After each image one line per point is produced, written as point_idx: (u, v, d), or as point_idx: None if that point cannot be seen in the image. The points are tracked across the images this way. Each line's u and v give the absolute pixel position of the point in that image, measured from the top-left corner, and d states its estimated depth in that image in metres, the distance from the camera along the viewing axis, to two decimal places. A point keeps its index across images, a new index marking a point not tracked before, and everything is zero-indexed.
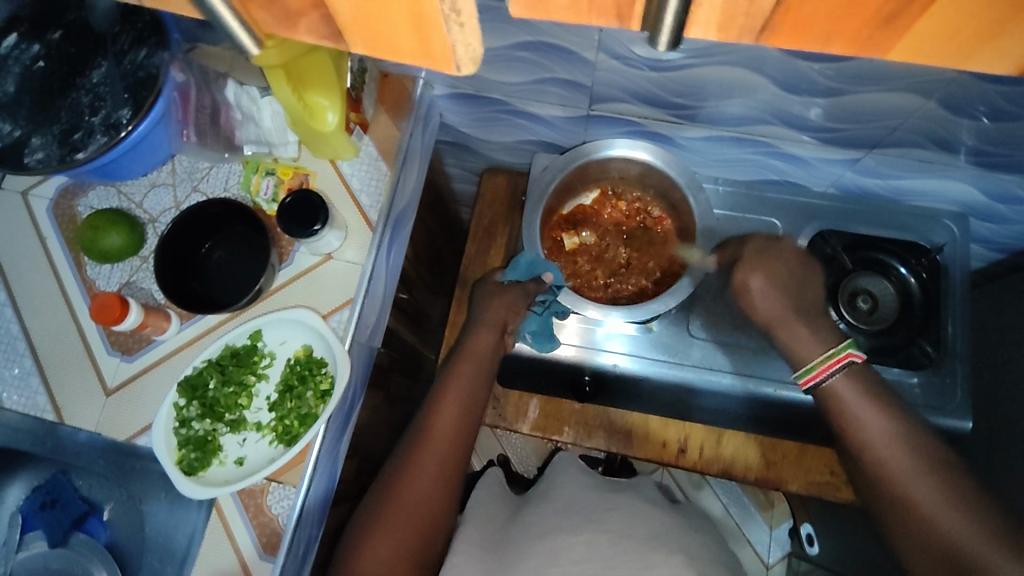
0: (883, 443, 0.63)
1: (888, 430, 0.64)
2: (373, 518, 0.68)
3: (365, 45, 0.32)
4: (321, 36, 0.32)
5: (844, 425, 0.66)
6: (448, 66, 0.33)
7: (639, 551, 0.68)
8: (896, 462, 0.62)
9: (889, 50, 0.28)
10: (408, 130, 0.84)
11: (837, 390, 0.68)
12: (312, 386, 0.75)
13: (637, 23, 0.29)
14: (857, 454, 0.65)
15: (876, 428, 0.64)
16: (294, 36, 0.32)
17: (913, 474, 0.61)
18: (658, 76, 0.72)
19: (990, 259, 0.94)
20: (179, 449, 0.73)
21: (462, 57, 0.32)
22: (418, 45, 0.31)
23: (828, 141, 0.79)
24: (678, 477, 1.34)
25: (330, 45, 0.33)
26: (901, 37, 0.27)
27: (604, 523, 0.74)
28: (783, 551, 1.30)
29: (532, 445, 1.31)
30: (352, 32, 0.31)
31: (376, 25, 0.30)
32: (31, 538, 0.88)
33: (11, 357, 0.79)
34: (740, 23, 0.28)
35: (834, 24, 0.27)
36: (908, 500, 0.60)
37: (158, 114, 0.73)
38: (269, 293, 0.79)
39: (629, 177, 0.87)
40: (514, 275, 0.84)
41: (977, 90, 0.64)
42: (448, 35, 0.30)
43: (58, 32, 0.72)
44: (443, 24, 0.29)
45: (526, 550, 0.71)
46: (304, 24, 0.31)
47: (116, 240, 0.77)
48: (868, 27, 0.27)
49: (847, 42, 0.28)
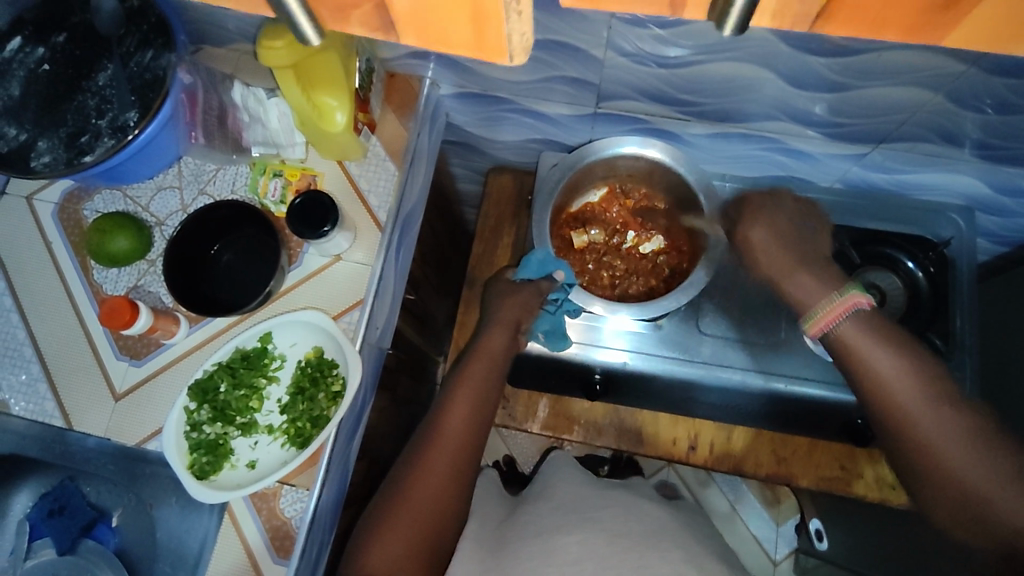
0: (902, 389, 0.57)
1: (906, 372, 0.57)
2: (383, 519, 0.67)
3: (416, 36, 0.33)
4: (372, 27, 0.32)
5: (857, 367, 0.59)
6: (500, 55, 0.34)
7: (638, 551, 0.68)
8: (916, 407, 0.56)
9: (941, 37, 0.28)
10: (415, 130, 0.84)
11: (845, 334, 0.60)
12: (323, 388, 0.75)
13: (692, 10, 0.29)
14: (868, 396, 0.59)
15: (893, 371, 0.58)
16: (345, 28, 0.32)
17: (936, 420, 0.55)
18: (665, 73, 0.72)
19: (995, 252, 0.95)
20: (190, 453, 0.73)
21: (516, 45, 0.33)
22: (474, 35, 0.32)
23: (835, 136, 0.79)
24: (684, 474, 1.34)
25: (380, 36, 0.33)
26: (955, 23, 0.27)
27: (600, 523, 0.74)
28: (790, 547, 1.30)
29: (539, 445, 1.30)
30: (406, 24, 0.31)
31: (432, 16, 0.31)
32: (39, 545, 0.87)
33: (17, 364, 0.78)
34: (795, 10, 0.28)
35: (891, 9, 0.27)
36: (930, 449, 0.55)
37: (165, 116, 0.72)
38: (279, 295, 0.78)
39: (637, 174, 0.87)
40: (525, 274, 0.83)
41: (984, 83, 0.65)
42: (504, 23, 0.31)
43: (62, 36, 0.72)
44: (503, 13, 0.30)
45: (522, 549, 0.71)
46: (356, 15, 0.31)
47: (123, 243, 0.77)
48: (927, 12, 0.27)
49: (904, 28, 0.28)
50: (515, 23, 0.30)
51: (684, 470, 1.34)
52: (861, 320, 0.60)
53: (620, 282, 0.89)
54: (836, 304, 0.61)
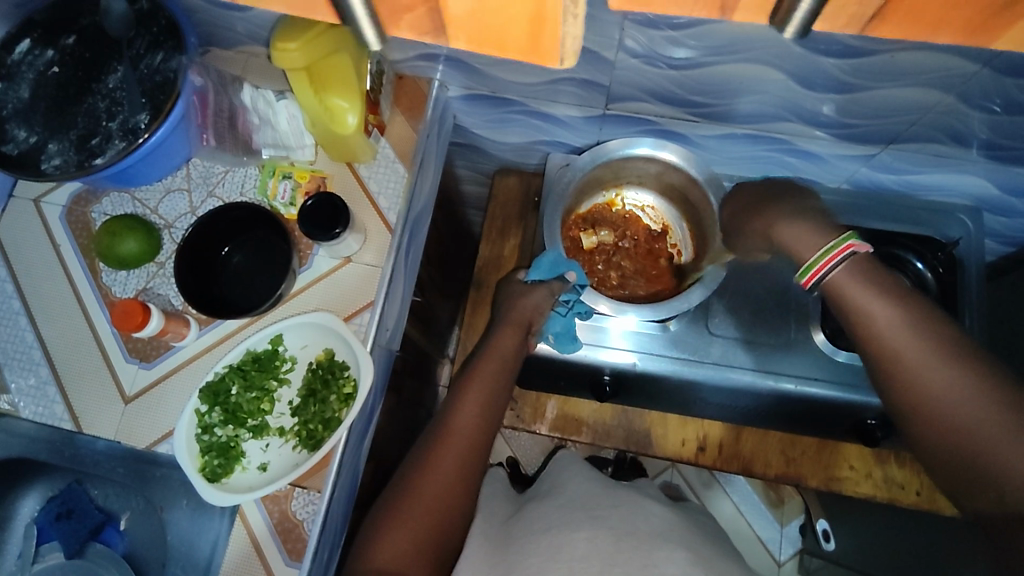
0: (896, 334, 0.57)
1: (900, 319, 0.57)
2: (390, 516, 0.67)
3: (467, 39, 0.33)
4: (424, 31, 0.33)
5: (853, 314, 0.60)
6: (549, 59, 0.35)
7: (644, 548, 0.68)
8: (910, 351, 0.56)
9: (990, 40, 0.29)
10: (425, 131, 0.83)
11: (843, 282, 0.61)
12: (335, 390, 0.75)
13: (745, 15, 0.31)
14: (865, 344, 0.59)
15: (887, 316, 0.57)
16: (398, 31, 0.33)
17: (927, 360, 0.55)
18: (677, 74, 0.72)
19: (1000, 252, 0.96)
20: (201, 456, 0.72)
21: (566, 49, 0.34)
22: (528, 40, 0.33)
23: (844, 137, 0.79)
24: (689, 475, 1.34)
25: (429, 39, 0.34)
26: (1007, 27, 0.28)
27: (605, 520, 0.73)
28: (794, 548, 1.31)
29: (541, 446, 1.31)
30: (458, 27, 0.32)
31: (486, 19, 0.32)
32: (46, 549, 0.86)
33: (26, 367, 0.78)
34: (851, 12, 0.28)
35: (953, 12, 0.28)
36: (918, 389, 0.55)
37: (176, 118, 0.72)
38: (289, 297, 0.78)
39: (648, 176, 0.87)
40: (536, 275, 0.83)
41: (994, 83, 0.65)
42: (559, 27, 0.32)
43: (71, 37, 0.72)
44: (561, 17, 0.31)
45: (528, 546, 0.70)
46: (409, 18, 0.32)
47: (132, 245, 0.76)
48: (980, 19, 0.28)
49: (962, 35, 0.29)
50: (569, 27, 0.31)
51: (688, 471, 1.34)
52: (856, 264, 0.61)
53: (626, 284, 0.90)
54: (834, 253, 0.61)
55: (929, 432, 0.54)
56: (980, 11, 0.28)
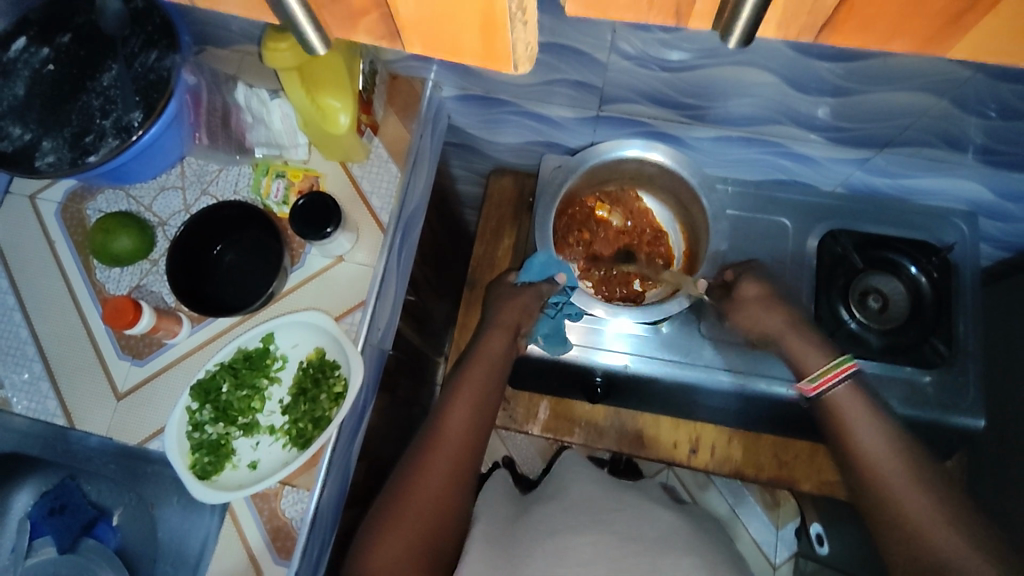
0: (876, 450, 0.66)
1: (879, 435, 0.67)
2: (383, 521, 0.67)
3: (422, 44, 0.33)
4: (379, 35, 0.33)
5: (841, 427, 0.69)
6: (505, 64, 0.35)
7: (650, 554, 0.69)
8: (889, 470, 0.64)
9: (950, 48, 0.29)
10: (418, 132, 0.84)
11: (838, 399, 0.71)
12: (325, 389, 0.75)
13: (695, 21, 0.30)
14: (847, 457, 0.68)
15: (871, 435, 0.67)
16: (352, 36, 0.34)
17: (897, 474, 0.64)
18: (669, 76, 0.72)
19: (997, 258, 0.95)
20: (191, 453, 0.73)
21: (521, 53, 0.34)
22: (481, 44, 0.33)
23: (838, 140, 0.79)
24: (684, 477, 1.34)
25: (386, 45, 0.34)
26: (965, 34, 0.28)
27: (610, 524, 0.74)
28: (789, 551, 1.30)
29: (537, 446, 1.29)
30: (410, 31, 0.32)
31: (438, 26, 0.32)
32: (39, 544, 0.88)
33: (19, 362, 0.78)
34: (804, 20, 0.28)
35: (905, 20, 0.27)
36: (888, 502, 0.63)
37: (169, 117, 0.72)
38: (281, 296, 0.78)
39: (643, 175, 0.87)
40: (526, 277, 0.83)
41: (989, 88, 0.65)
42: (510, 34, 0.32)
43: (67, 36, 0.72)
44: (509, 23, 0.31)
45: (531, 549, 0.71)
46: (364, 22, 0.32)
47: (126, 243, 0.77)
48: (935, 25, 0.27)
49: (918, 42, 0.29)
50: (519, 33, 0.32)
51: (684, 473, 1.34)
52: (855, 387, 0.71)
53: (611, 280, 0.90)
54: (839, 367, 0.72)
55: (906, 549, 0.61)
56: (933, 21, 0.27)
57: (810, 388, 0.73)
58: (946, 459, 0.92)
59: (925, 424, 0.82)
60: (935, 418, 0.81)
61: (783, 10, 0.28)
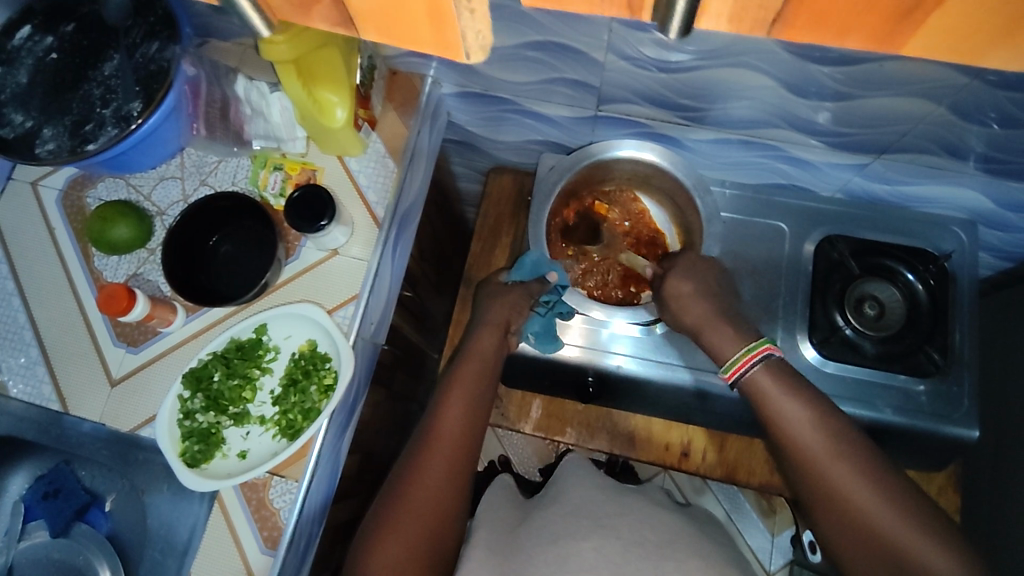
0: (811, 441, 0.65)
1: (810, 423, 0.66)
2: (383, 523, 0.67)
3: (377, 32, 0.37)
4: (335, 22, 0.37)
5: (772, 416, 0.68)
6: (455, 52, 0.39)
7: (653, 559, 0.67)
8: (820, 453, 0.64)
9: (901, 44, 0.32)
10: (416, 128, 0.84)
11: (771, 389, 0.69)
12: (315, 380, 0.76)
13: (646, 15, 0.33)
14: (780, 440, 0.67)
15: (798, 417, 0.66)
16: (309, 21, 0.37)
17: (827, 456, 0.64)
18: (666, 77, 0.72)
19: (998, 267, 0.94)
20: (182, 441, 0.74)
21: (471, 42, 0.38)
22: (433, 35, 0.37)
23: (837, 145, 0.79)
24: (680, 480, 1.25)
25: (342, 31, 0.38)
26: (915, 31, 0.31)
27: (614, 530, 0.71)
28: (785, 558, 1.21)
29: (533, 447, 1.19)
30: (367, 21, 0.36)
31: (392, 13, 0.35)
32: (34, 526, 0.88)
33: (17, 347, 0.79)
34: (752, 16, 0.31)
35: (851, 18, 0.30)
36: (827, 491, 0.63)
37: (169, 107, 0.73)
38: (275, 287, 0.79)
39: (637, 176, 0.87)
40: (519, 275, 0.85)
41: (988, 96, 0.64)
42: (459, 22, 0.36)
43: (70, 25, 0.73)
44: (456, 12, 0.35)
45: (535, 555, 0.68)
46: (318, 12, 0.36)
47: (124, 231, 0.78)
48: (884, 20, 0.30)
49: (863, 36, 0.32)
50: (467, 22, 0.36)
51: (680, 477, 1.25)
52: (769, 368, 0.70)
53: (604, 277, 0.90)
54: (749, 352, 0.72)
55: (846, 527, 0.62)
56: (879, 19, 0.30)
57: (728, 376, 0.73)
58: (941, 469, 0.91)
59: (917, 432, 0.81)
60: (927, 427, 0.81)
61: (732, 6, 0.31)
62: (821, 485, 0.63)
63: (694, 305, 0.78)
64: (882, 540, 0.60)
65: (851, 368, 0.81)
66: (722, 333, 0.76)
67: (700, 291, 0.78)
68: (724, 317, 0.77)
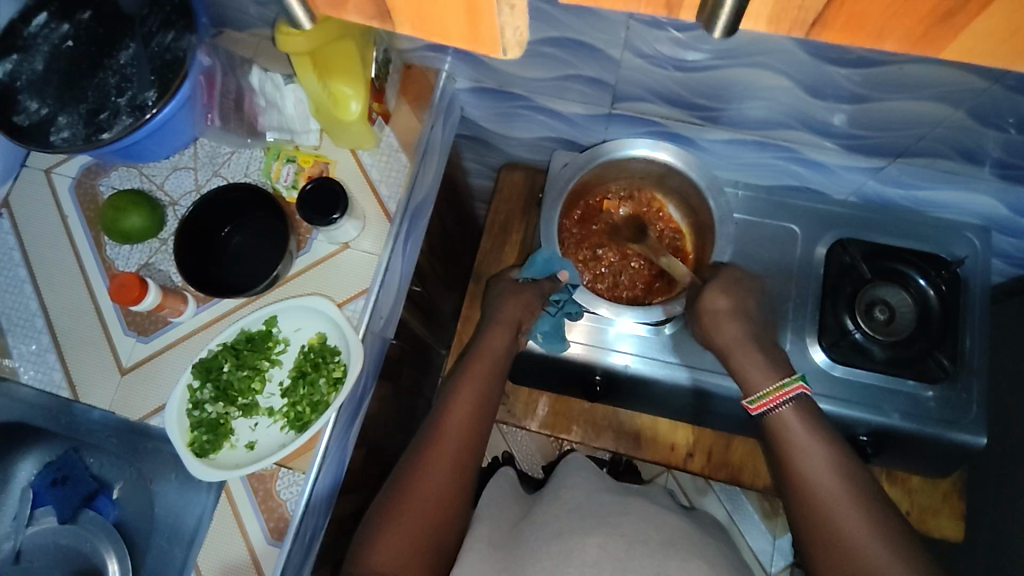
0: (811, 459, 0.66)
1: (815, 438, 0.68)
2: (386, 514, 0.68)
3: (411, 26, 0.37)
4: (370, 15, 0.37)
5: (776, 434, 0.70)
6: (492, 48, 0.39)
7: (658, 556, 0.66)
8: (820, 479, 0.65)
9: (942, 48, 0.31)
10: (430, 122, 0.84)
11: (785, 418, 0.70)
12: (324, 373, 0.75)
13: (686, 12, 0.33)
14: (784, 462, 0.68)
15: (807, 445, 0.67)
16: (344, 14, 0.38)
17: (829, 482, 0.65)
18: (682, 76, 0.71)
19: (1010, 275, 0.94)
20: (191, 431, 0.75)
21: (509, 38, 0.38)
22: (469, 29, 0.37)
23: (853, 148, 0.78)
24: (683, 481, 1.22)
25: (378, 24, 0.38)
26: (954, 36, 0.30)
27: (617, 526, 0.70)
28: (786, 561, 1.19)
29: (538, 444, 1.18)
30: (401, 14, 0.36)
31: (425, 8, 0.35)
32: (42, 513, 0.88)
33: (28, 333, 0.80)
34: (792, 17, 0.31)
35: (890, 23, 0.30)
36: (810, 494, 0.65)
37: (183, 98, 0.72)
38: (285, 280, 0.79)
39: (649, 176, 0.87)
40: (531, 273, 0.84)
41: (1008, 101, 0.63)
42: (496, 16, 0.36)
43: (87, 13, 0.73)
44: (495, 8, 0.35)
45: (538, 546, 0.69)
46: (352, 4, 0.36)
47: (137, 221, 0.78)
48: (923, 25, 0.30)
49: (903, 40, 0.31)
50: (506, 16, 0.35)
51: (684, 478, 1.23)
52: (796, 403, 0.70)
53: (615, 275, 0.90)
54: (784, 388, 0.71)
55: (827, 543, 0.62)
56: (916, 23, 0.30)
57: (754, 408, 0.72)
58: (948, 475, 0.90)
59: (925, 438, 0.81)
60: (935, 434, 0.80)
61: (772, 5, 0.31)
62: (813, 497, 0.65)
63: (710, 319, 0.77)
64: (846, 543, 0.61)
65: (858, 372, 0.81)
66: (742, 355, 0.75)
67: (723, 305, 0.77)
68: (733, 318, 0.76)
